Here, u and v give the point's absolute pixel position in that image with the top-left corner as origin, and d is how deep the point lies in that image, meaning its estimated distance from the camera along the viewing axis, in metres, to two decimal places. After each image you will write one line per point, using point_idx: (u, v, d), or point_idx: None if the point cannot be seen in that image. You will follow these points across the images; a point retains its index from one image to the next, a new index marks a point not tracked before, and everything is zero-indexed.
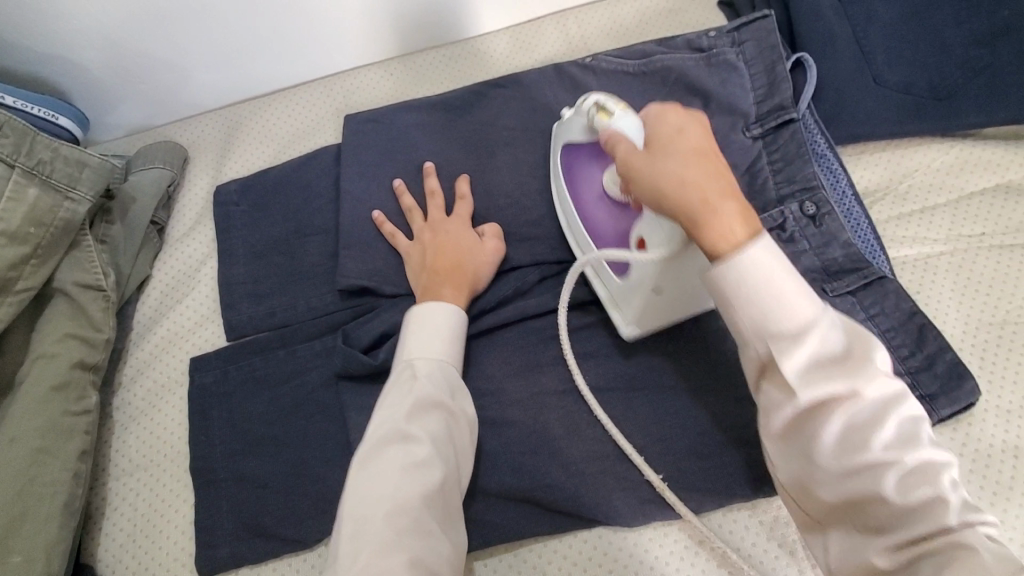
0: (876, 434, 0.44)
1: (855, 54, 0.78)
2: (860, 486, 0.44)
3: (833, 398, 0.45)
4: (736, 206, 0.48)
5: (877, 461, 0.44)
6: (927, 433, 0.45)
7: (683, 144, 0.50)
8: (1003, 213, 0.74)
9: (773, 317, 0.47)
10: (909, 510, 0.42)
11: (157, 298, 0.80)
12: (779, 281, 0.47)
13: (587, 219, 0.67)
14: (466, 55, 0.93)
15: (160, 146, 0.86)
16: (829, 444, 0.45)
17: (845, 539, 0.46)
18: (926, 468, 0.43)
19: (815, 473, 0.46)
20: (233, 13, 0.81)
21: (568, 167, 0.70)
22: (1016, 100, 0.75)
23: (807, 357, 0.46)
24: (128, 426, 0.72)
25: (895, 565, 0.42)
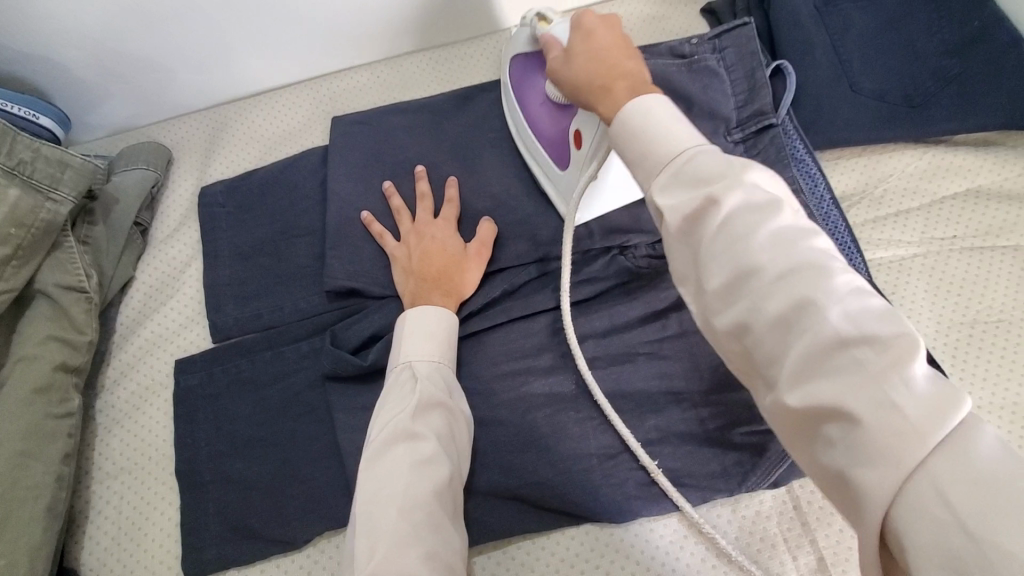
0: (756, 245, 0.39)
1: (832, 62, 0.81)
2: (746, 309, 0.39)
3: (708, 207, 0.41)
4: (631, 78, 0.50)
5: (758, 281, 0.38)
6: (824, 248, 0.39)
7: (593, 38, 0.54)
8: (974, 217, 0.77)
9: (654, 146, 0.45)
10: (802, 326, 0.36)
11: (141, 300, 0.79)
12: (658, 119, 0.46)
13: (533, 123, 0.74)
14: (452, 59, 0.94)
15: (145, 146, 0.85)
16: (711, 262, 0.41)
17: (764, 388, 0.39)
18: (818, 286, 0.37)
19: (711, 303, 0.41)
20: (219, 14, 0.81)
21: (517, 77, 0.77)
22: (984, 108, 0.78)
23: (674, 178, 0.43)
24: (111, 428, 0.72)
25: (806, 404, 0.36)
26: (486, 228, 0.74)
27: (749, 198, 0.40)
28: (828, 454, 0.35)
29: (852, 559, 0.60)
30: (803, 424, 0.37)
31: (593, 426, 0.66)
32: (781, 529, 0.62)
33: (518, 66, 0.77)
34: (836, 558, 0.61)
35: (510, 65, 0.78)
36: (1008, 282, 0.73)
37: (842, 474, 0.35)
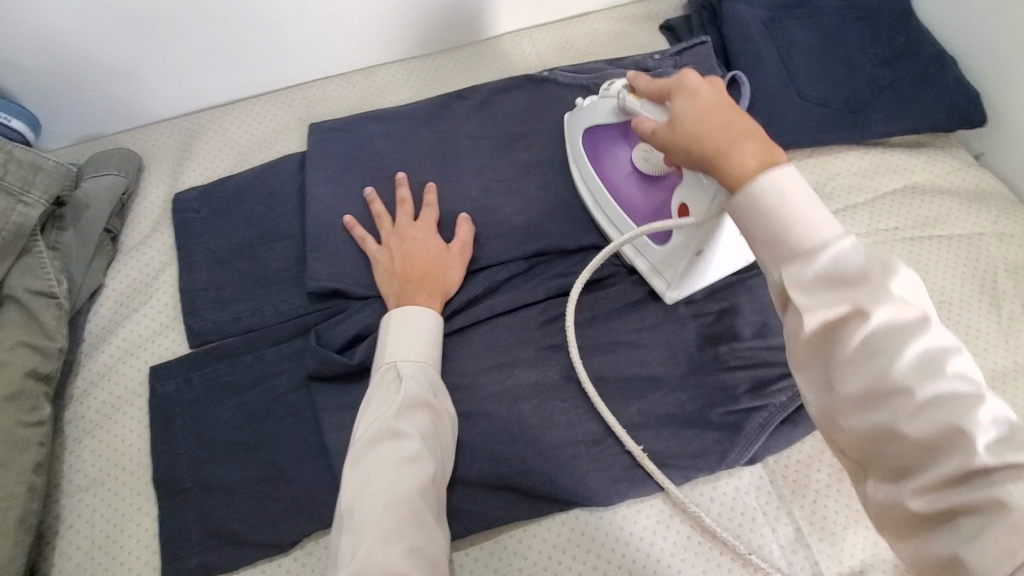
0: (904, 360, 0.38)
1: (780, 73, 0.88)
2: (881, 418, 0.39)
3: (847, 312, 0.40)
4: (754, 144, 0.47)
5: (898, 389, 0.38)
6: (966, 365, 0.39)
7: (700, 101, 0.51)
8: (912, 210, 0.84)
9: (790, 233, 0.42)
10: (940, 440, 0.37)
11: (112, 308, 0.77)
12: (794, 201, 0.43)
13: (616, 192, 0.75)
14: (427, 70, 0.97)
15: (115, 153, 0.84)
16: (846, 367, 0.40)
17: (879, 484, 0.41)
18: (955, 400, 0.37)
19: (838, 403, 0.42)
20: (194, 24, 0.82)
21: (593, 146, 0.78)
22: (914, 113, 0.86)
23: (814, 277, 0.41)
24: (82, 440, 0.70)
25: (932, 508, 0.37)
26: (464, 226, 0.76)
27: (895, 311, 0.39)
28: (938, 546, 0.37)
29: (828, 527, 0.64)
30: (919, 527, 0.38)
31: (579, 414, 0.68)
32: (760, 503, 0.65)
33: (593, 137, 0.78)
34: (812, 527, 0.64)
35: (580, 133, 0.79)
36: (945, 267, 0.80)
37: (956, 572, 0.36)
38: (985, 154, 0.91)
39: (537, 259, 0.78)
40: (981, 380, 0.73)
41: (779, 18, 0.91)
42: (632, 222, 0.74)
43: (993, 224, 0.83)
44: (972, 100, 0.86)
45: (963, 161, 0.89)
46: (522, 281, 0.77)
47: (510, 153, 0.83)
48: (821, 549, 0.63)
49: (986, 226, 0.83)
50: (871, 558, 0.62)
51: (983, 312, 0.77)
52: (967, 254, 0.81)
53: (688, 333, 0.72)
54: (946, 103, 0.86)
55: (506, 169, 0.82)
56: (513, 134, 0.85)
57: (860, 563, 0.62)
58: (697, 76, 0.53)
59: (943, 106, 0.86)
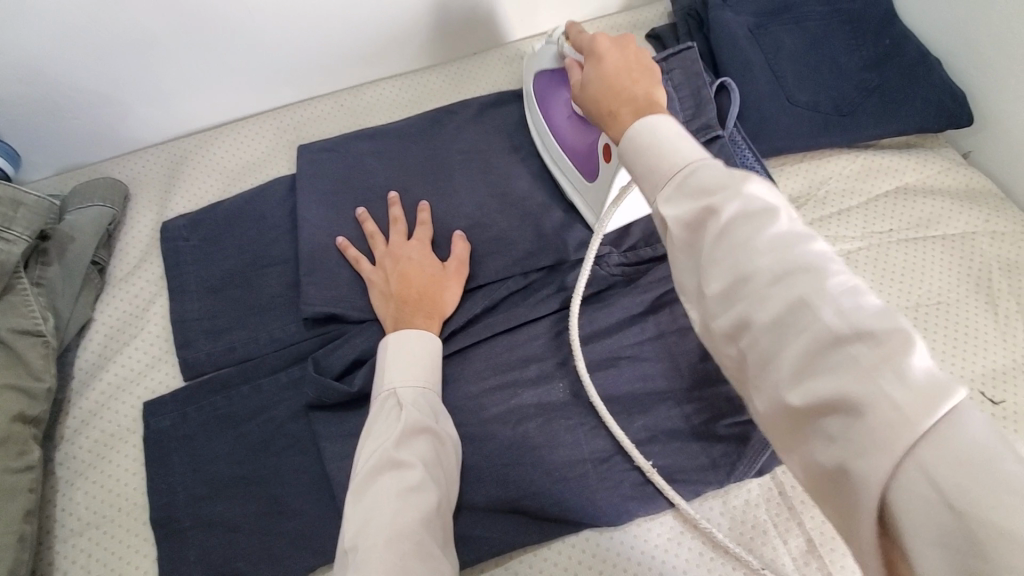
0: (757, 250, 0.40)
1: (769, 78, 0.88)
2: (744, 313, 0.40)
3: (704, 213, 0.43)
4: (633, 100, 0.53)
5: (752, 276, 0.40)
6: (823, 249, 0.39)
7: (603, 63, 0.57)
8: (904, 211, 0.85)
9: (656, 161, 0.47)
10: (795, 324, 0.38)
11: (101, 342, 0.75)
12: (665, 136, 0.48)
13: (560, 138, 0.78)
14: (415, 86, 0.96)
15: (99, 183, 0.82)
16: (711, 266, 0.42)
17: (760, 389, 0.40)
18: (808, 279, 0.38)
19: (709, 305, 0.42)
20: (177, 48, 0.81)
21: (541, 92, 0.82)
22: (903, 115, 0.87)
23: (677, 191, 0.45)
24: (74, 481, 0.68)
25: (804, 399, 0.37)
26: (460, 244, 0.75)
27: (746, 206, 0.41)
28: (824, 449, 0.36)
29: (839, 536, 0.63)
30: (803, 422, 0.38)
31: (585, 432, 0.67)
32: (771, 515, 0.65)
33: (541, 82, 0.81)
34: (823, 537, 0.63)
35: (533, 82, 0.83)
36: (940, 268, 0.80)
37: (839, 472, 0.35)
38: (973, 152, 0.92)
39: (535, 275, 0.77)
40: (983, 379, 0.73)
41: (765, 24, 0.91)
42: (568, 160, 0.77)
43: (985, 222, 0.84)
44: (959, 101, 0.87)
45: (952, 160, 0.90)
46: (521, 298, 0.77)
47: (503, 168, 0.83)
48: (834, 559, 0.62)
49: (978, 224, 0.84)
50: None
51: (980, 311, 0.77)
52: (961, 254, 0.81)
53: (690, 344, 0.71)
54: (934, 103, 0.86)
55: (500, 184, 0.81)
56: (505, 148, 0.84)
57: None
58: (605, 42, 0.59)
59: (932, 106, 0.87)
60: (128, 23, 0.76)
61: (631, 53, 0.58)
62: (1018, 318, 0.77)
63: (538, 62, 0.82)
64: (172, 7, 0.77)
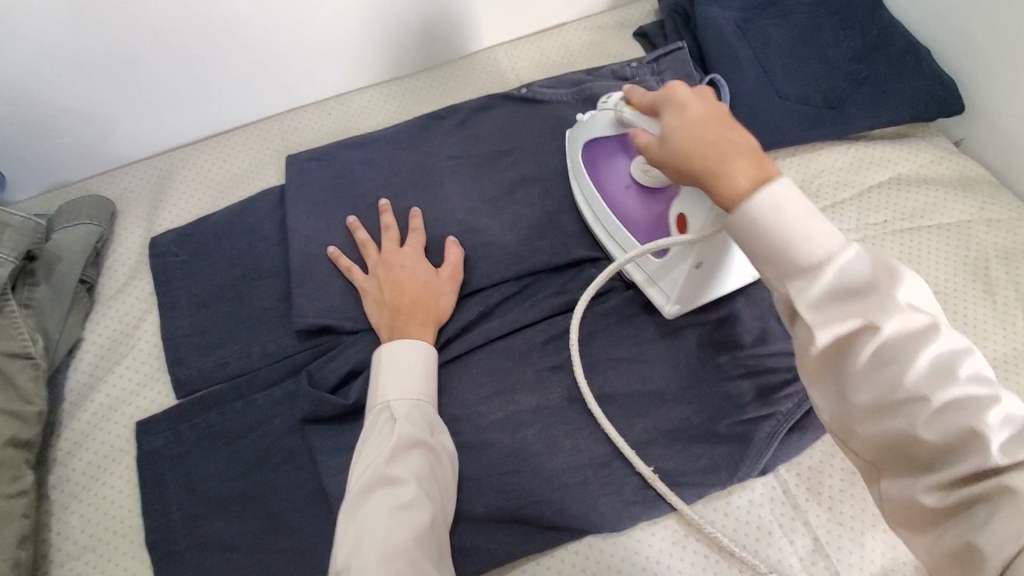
0: (918, 367, 0.40)
1: (758, 73, 0.87)
2: (898, 425, 0.41)
3: (859, 328, 0.42)
4: (745, 160, 0.47)
5: (911, 396, 0.40)
6: (977, 362, 0.41)
7: (688, 118, 0.51)
8: (899, 202, 0.84)
9: (792, 252, 0.44)
10: (958, 446, 0.39)
11: (92, 362, 0.75)
12: (792, 217, 0.44)
13: (619, 210, 0.73)
14: (403, 92, 0.96)
15: (85, 200, 0.81)
16: (860, 381, 0.42)
17: (893, 481, 0.43)
18: (964, 402, 0.39)
19: (851, 412, 0.43)
20: (161, 63, 0.80)
21: (593, 159, 0.76)
22: (894, 105, 0.86)
23: (825, 296, 0.43)
24: (69, 504, 0.67)
25: (944, 502, 0.40)
26: (453, 249, 0.74)
27: (907, 321, 0.41)
28: (952, 535, 0.39)
29: (845, 534, 0.62)
30: (935, 520, 0.40)
31: (584, 437, 0.66)
32: (775, 515, 0.64)
33: (591, 150, 0.76)
34: (829, 535, 0.63)
35: (581, 148, 0.77)
36: (936, 258, 0.80)
37: (966, 553, 0.38)
38: (966, 140, 0.92)
39: (530, 279, 0.76)
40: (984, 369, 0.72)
41: (753, 19, 0.90)
42: (631, 236, 0.72)
43: (980, 210, 0.83)
44: (949, 89, 0.86)
45: (945, 149, 0.89)
46: (516, 303, 0.76)
47: (494, 172, 0.82)
48: (840, 557, 0.61)
49: (973, 213, 0.83)
50: (890, 563, 0.61)
51: (978, 300, 0.76)
52: (957, 243, 0.81)
53: (688, 345, 0.70)
54: (923, 92, 0.86)
55: (491, 188, 0.81)
56: (495, 152, 0.83)
57: (880, 568, 0.61)
58: (684, 90, 0.53)
59: (922, 95, 0.86)
60: (110, 39, 0.76)
61: (714, 105, 0.52)
62: (1016, 306, 0.76)
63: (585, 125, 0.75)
64: (154, 22, 0.76)
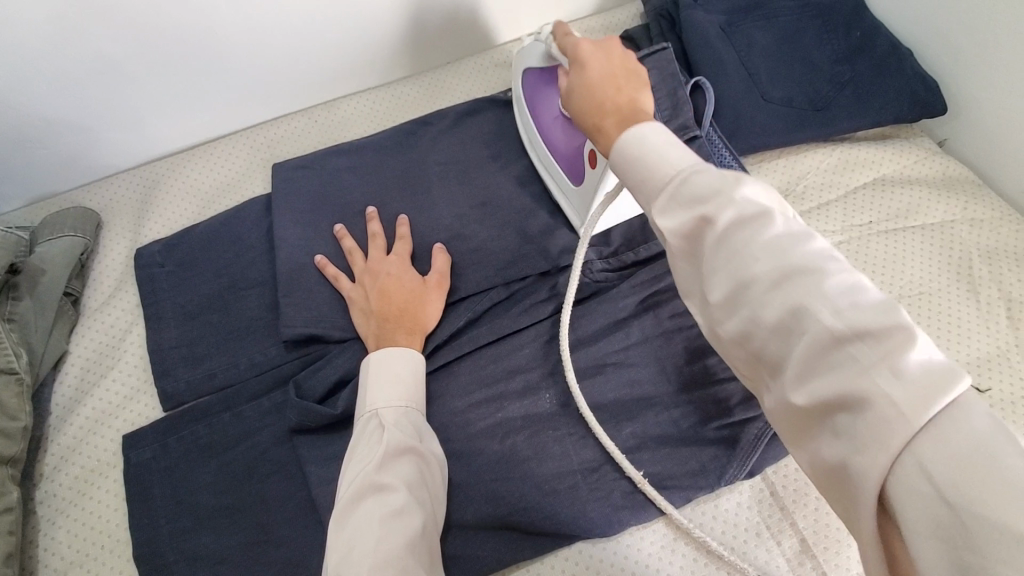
0: (756, 255, 0.39)
1: (742, 75, 0.88)
2: (745, 317, 0.40)
3: (698, 224, 0.42)
4: (618, 109, 0.52)
5: (750, 281, 0.39)
6: (822, 245, 0.39)
7: (585, 74, 0.55)
8: (883, 203, 0.85)
9: (646, 167, 0.46)
10: (800, 330, 0.37)
11: (78, 375, 0.74)
12: (652, 145, 0.46)
13: (546, 136, 0.78)
14: (389, 99, 0.96)
15: (69, 212, 0.81)
16: (711, 276, 0.42)
17: (770, 385, 0.41)
18: (804, 280, 0.38)
19: (714, 310, 0.42)
20: (143, 73, 0.80)
21: (530, 92, 0.80)
22: (877, 106, 0.87)
23: (669, 201, 0.44)
24: (56, 519, 0.66)
25: (810, 400, 0.37)
26: (440, 256, 0.74)
27: (742, 212, 0.41)
28: (830, 448, 0.36)
29: (833, 534, 0.63)
30: (811, 420, 0.38)
31: (573, 442, 0.66)
32: (763, 517, 0.64)
33: (531, 80, 0.80)
34: (817, 536, 0.63)
35: (522, 79, 0.82)
36: (922, 257, 0.80)
37: (840, 467, 0.36)
38: (949, 139, 0.93)
39: (518, 284, 0.76)
40: (969, 367, 0.73)
41: (736, 22, 0.91)
42: (555, 164, 0.77)
43: (963, 210, 0.84)
44: (931, 90, 0.87)
45: (928, 149, 0.90)
46: (504, 309, 0.76)
47: (481, 177, 0.82)
48: (828, 558, 0.62)
49: (956, 212, 0.84)
50: None
51: (962, 299, 0.77)
52: (941, 243, 0.81)
53: (675, 348, 0.71)
54: (906, 94, 0.87)
55: (478, 194, 0.81)
56: (482, 157, 0.84)
57: None
58: (588, 49, 0.57)
59: (904, 97, 0.87)
60: (91, 49, 0.75)
61: (616, 61, 0.56)
62: (1000, 305, 0.77)
63: (528, 55, 0.79)
64: (136, 31, 0.75)
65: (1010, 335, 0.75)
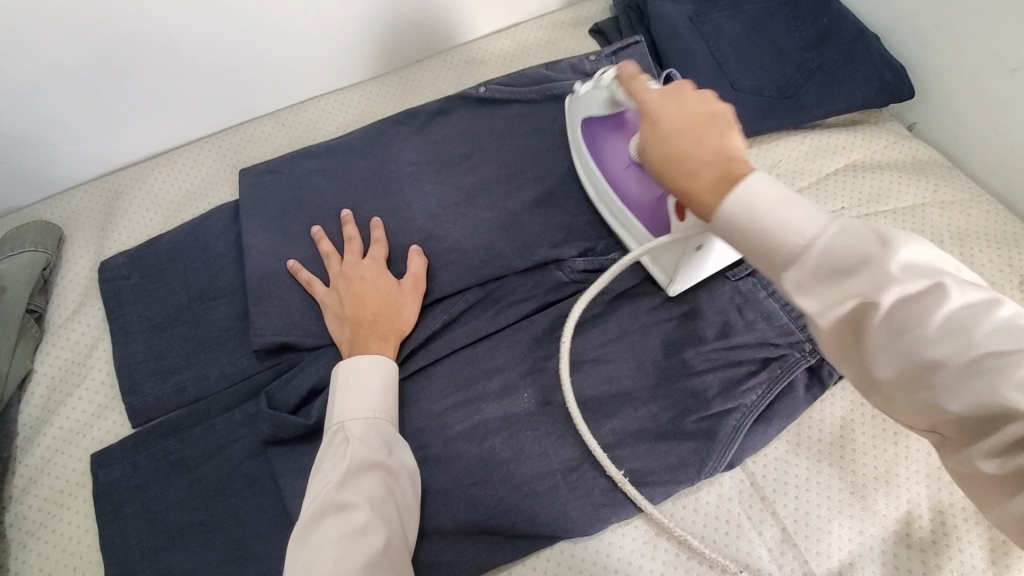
0: (933, 331, 0.38)
1: (712, 66, 0.87)
2: (925, 396, 0.40)
3: (856, 307, 0.40)
4: (712, 166, 0.46)
5: (932, 362, 0.39)
6: (1009, 310, 0.39)
7: (663, 125, 0.49)
8: (855, 189, 0.85)
9: (777, 239, 0.41)
10: (993, 413, 0.37)
11: (43, 394, 0.72)
12: (770, 210, 0.42)
13: (619, 188, 0.73)
14: (358, 100, 0.94)
15: (29, 228, 0.79)
16: (877, 355, 0.41)
17: (951, 450, 0.41)
18: (992, 363, 0.37)
19: (881, 385, 0.42)
20: (102, 82, 0.78)
21: (593, 140, 0.76)
22: (847, 93, 0.87)
23: (814, 278, 0.41)
24: (25, 543, 0.64)
25: (1003, 470, 0.38)
26: (416, 259, 0.73)
27: (907, 286, 0.39)
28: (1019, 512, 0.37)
29: (813, 523, 0.63)
30: (1001, 488, 0.38)
31: (552, 442, 0.66)
32: (743, 508, 0.64)
33: (592, 130, 0.76)
34: (797, 525, 0.63)
35: (581, 126, 0.77)
36: None
37: None
38: (918, 123, 0.93)
39: (493, 284, 0.75)
40: None
41: (705, 11, 0.90)
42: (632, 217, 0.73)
43: (934, 193, 0.84)
44: (899, 75, 0.87)
45: (898, 134, 0.91)
46: (479, 310, 0.75)
47: (453, 177, 0.81)
48: (808, 547, 0.62)
49: (927, 196, 0.84)
50: (857, 549, 0.62)
51: None
52: (913, 225, 0.82)
53: (653, 343, 0.70)
54: (875, 79, 0.87)
55: (450, 194, 0.80)
56: (453, 156, 0.82)
57: (847, 555, 0.61)
58: (655, 96, 0.51)
59: (873, 82, 0.87)
60: (39, 62, 0.73)
61: (691, 105, 0.49)
62: None
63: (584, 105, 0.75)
64: (89, 41, 0.73)
65: None
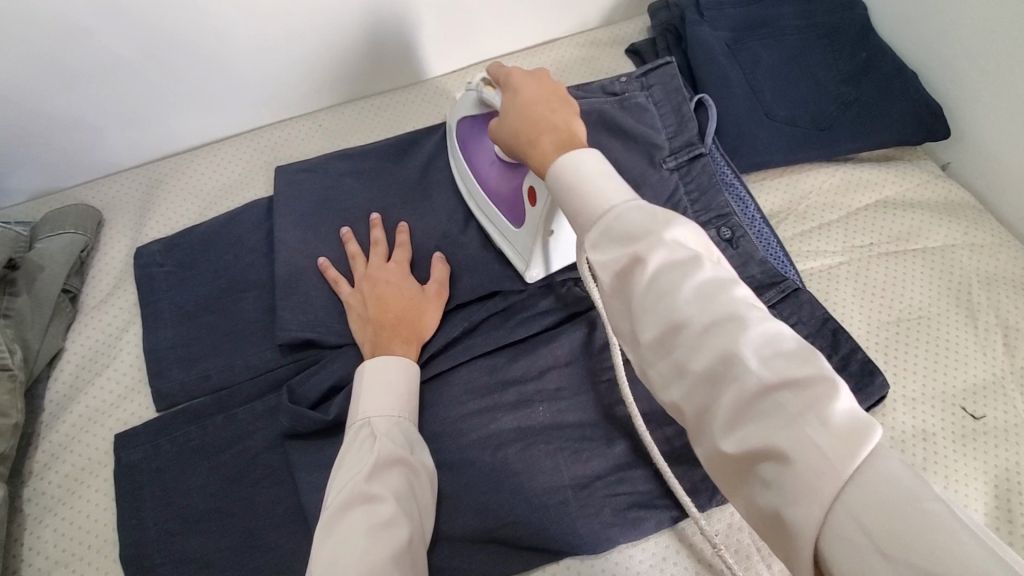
0: (682, 295, 0.41)
1: (748, 94, 0.88)
2: (675, 361, 0.41)
3: (631, 261, 0.43)
4: (557, 133, 0.53)
5: (680, 324, 0.41)
6: (743, 293, 0.41)
7: (522, 98, 0.58)
8: (885, 225, 0.85)
9: (586, 202, 0.47)
10: (724, 376, 0.39)
11: (73, 372, 0.74)
12: (585, 179, 0.48)
13: (483, 184, 0.75)
14: (393, 104, 0.96)
15: (71, 209, 0.82)
16: (641, 316, 0.43)
17: (698, 437, 0.41)
18: (726, 331, 0.39)
19: (644, 350, 0.43)
20: (152, 76, 0.81)
21: (464, 141, 0.78)
22: (879, 129, 0.87)
23: (606, 238, 0.45)
24: (43, 518, 0.66)
25: (740, 449, 0.38)
26: (440, 265, 0.74)
27: (672, 254, 0.42)
28: (764, 494, 0.37)
29: None
30: (738, 468, 0.39)
31: (564, 457, 0.66)
32: (754, 539, 0.64)
33: (464, 129, 0.78)
34: None
35: (456, 126, 0.79)
36: (919, 281, 0.80)
37: (776, 514, 0.36)
38: (952, 163, 0.92)
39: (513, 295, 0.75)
40: (964, 395, 0.72)
41: (742, 39, 0.91)
42: (496, 209, 0.73)
43: (964, 235, 0.84)
44: (934, 114, 0.87)
45: (930, 173, 0.90)
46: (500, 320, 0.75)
47: None
48: None
49: (957, 237, 0.84)
50: None
51: (960, 325, 0.76)
52: (941, 267, 0.81)
53: None
54: (911, 117, 0.87)
55: None
56: None
57: None
58: (519, 74, 0.61)
59: (909, 118, 0.87)
60: (91, 52, 0.76)
61: (545, 87, 0.59)
62: (997, 331, 0.76)
63: (460, 105, 0.77)
64: (143, 39, 0.77)
65: (1006, 363, 0.74)
